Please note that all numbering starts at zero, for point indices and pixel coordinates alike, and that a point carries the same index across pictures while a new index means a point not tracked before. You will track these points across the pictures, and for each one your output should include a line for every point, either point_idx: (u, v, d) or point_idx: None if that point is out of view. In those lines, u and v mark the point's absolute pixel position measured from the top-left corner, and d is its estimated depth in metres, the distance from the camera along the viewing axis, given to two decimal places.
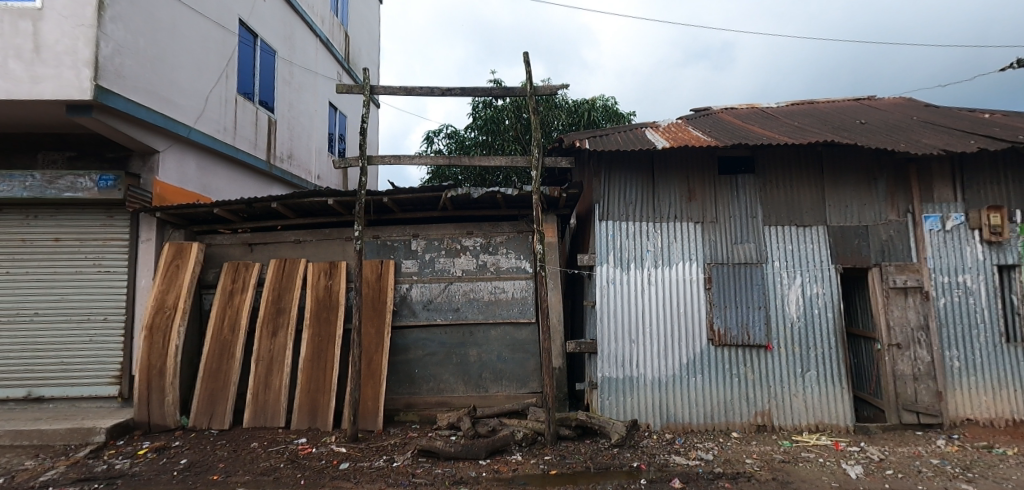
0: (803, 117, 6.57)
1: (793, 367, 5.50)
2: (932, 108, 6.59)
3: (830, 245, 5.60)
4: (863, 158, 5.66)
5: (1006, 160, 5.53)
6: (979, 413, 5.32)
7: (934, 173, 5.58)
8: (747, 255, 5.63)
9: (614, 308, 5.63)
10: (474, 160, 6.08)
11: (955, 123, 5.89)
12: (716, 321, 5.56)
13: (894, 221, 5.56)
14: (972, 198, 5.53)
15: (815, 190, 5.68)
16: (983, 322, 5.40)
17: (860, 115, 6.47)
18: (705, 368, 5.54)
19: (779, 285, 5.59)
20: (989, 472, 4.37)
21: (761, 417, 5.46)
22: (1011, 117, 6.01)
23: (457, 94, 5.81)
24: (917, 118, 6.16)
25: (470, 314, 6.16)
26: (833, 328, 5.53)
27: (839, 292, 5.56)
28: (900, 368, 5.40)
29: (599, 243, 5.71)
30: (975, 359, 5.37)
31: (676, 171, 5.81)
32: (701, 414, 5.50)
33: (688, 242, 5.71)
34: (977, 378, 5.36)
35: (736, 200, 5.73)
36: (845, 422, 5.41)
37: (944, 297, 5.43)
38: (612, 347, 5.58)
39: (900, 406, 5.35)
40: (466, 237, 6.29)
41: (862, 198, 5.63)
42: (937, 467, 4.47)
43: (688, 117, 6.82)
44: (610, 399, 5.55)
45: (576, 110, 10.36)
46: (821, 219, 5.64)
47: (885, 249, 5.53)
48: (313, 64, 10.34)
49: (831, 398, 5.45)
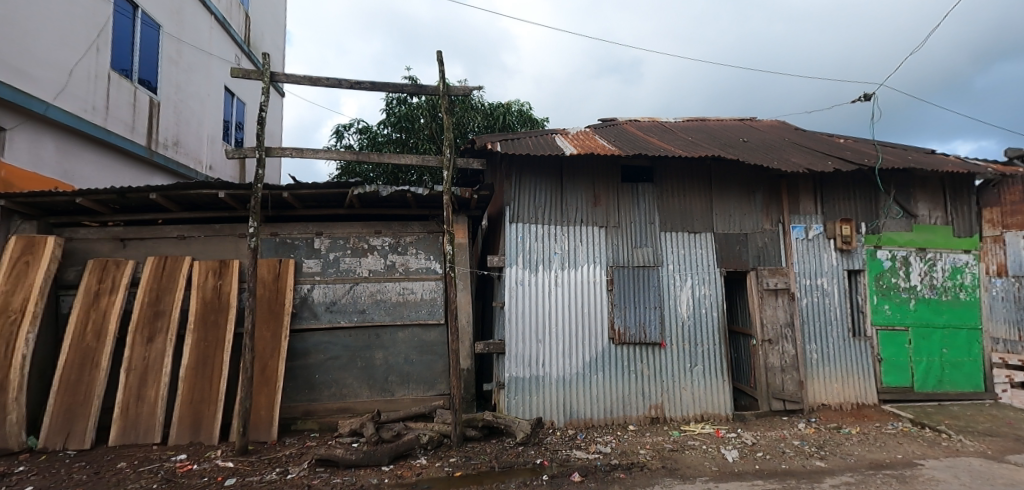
0: (695, 133, 7.16)
1: (682, 362, 5.96)
2: (800, 131, 7.49)
3: (716, 250, 6.15)
4: (745, 173, 6.29)
5: (854, 179, 6.43)
6: (832, 399, 6.12)
7: (801, 188, 6.34)
8: (645, 259, 6.02)
9: (523, 309, 5.74)
10: (383, 157, 5.90)
11: (817, 145, 6.75)
12: (616, 321, 5.87)
13: (767, 230, 6.24)
14: (829, 211, 6.35)
15: (704, 200, 6.21)
16: (836, 319, 6.22)
17: (742, 134, 7.19)
18: (605, 365, 5.83)
19: (672, 286, 6.03)
20: (837, 449, 5.02)
21: (654, 410, 5.85)
22: (859, 143, 6.99)
23: (366, 87, 5.62)
24: (789, 139, 6.97)
25: (376, 315, 5.95)
26: (717, 326, 6.08)
27: (722, 293, 6.11)
28: (770, 361, 6.06)
29: (509, 244, 5.80)
30: (829, 351, 6.17)
31: (583, 177, 6.06)
32: (601, 409, 5.77)
33: (592, 245, 5.98)
34: (831, 368, 6.15)
35: (636, 206, 6.10)
36: (725, 411, 5.96)
37: (806, 297, 6.18)
38: (520, 347, 5.69)
39: (770, 394, 6.01)
40: (373, 236, 6.08)
41: (743, 208, 6.25)
42: (797, 447, 5.07)
43: (595, 126, 7.16)
44: (516, 399, 5.64)
45: (491, 113, 10.44)
46: (708, 226, 6.17)
47: (761, 255, 6.20)
48: (206, 43, 9.44)
49: (714, 389, 5.98)
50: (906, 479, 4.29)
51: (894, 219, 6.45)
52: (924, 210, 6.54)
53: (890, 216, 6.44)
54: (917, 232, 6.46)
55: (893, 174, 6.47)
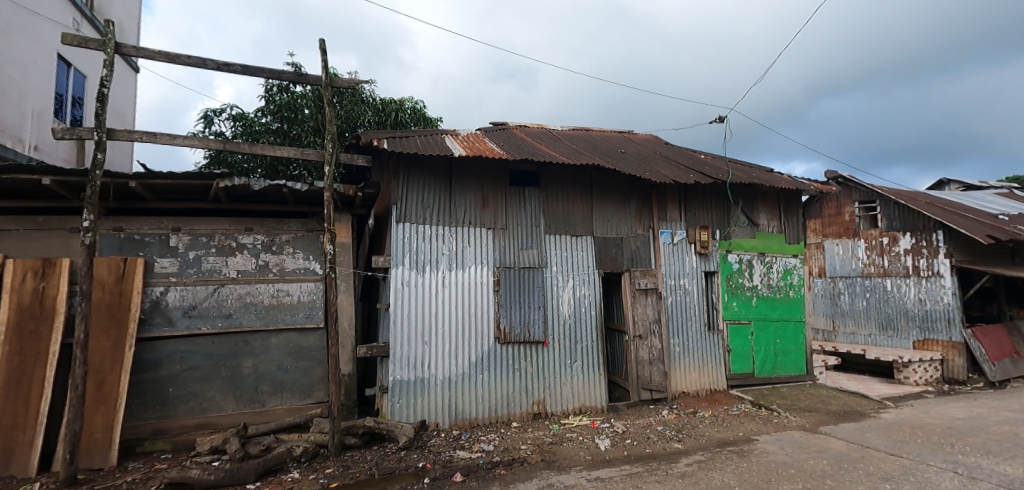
0: (579, 141, 7.58)
1: (563, 359, 6.27)
2: (669, 146, 8.27)
3: (595, 252, 6.57)
4: (621, 181, 6.81)
5: (712, 191, 7.26)
6: (690, 386, 6.83)
7: (668, 198, 7.01)
8: (531, 260, 6.24)
9: (408, 311, 5.63)
10: (256, 148, 5.43)
11: (682, 159, 7.51)
12: (502, 321, 6.01)
13: (639, 235, 6.81)
14: (691, 218, 7.10)
15: (585, 205, 6.59)
16: (695, 315, 6.98)
17: (620, 145, 7.77)
18: (491, 364, 5.93)
19: (555, 286, 6.32)
20: (692, 431, 5.63)
21: (536, 405, 6.07)
22: (717, 159, 7.90)
23: (236, 70, 5.13)
24: (659, 152, 7.67)
25: (245, 320, 5.45)
26: (595, 323, 6.49)
27: (600, 293, 6.55)
28: (640, 354, 6.61)
29: (395, 244, 5.65)
30: (689, 344, 6.89)
31: (472, 179, 6.11)
32: (486, 408, 5.85)
33: (480, 246, 6.06)
34: (690, 359, 6.88)
35: (523, 210, 6.30)
36: (600, 402, 6.39)
37: (671, 296, 6.84)
38: (405, 350, 5.57)
39: (639, 385, 6.56)
40: (243, 233, 5.56)
41: (619, 214, 6.75)
42: (659, 432, 5.58)
43: (486, 130, 7.27)
44: (400, 403, 5.51)
45: (383, 108, 10.10)
46: (589, 230, 6.57)
47: (634, 257, 6.74)
48: (33, 1, 7.96)
49: (591, 383, 6.38)
50: (744, 453, 4.93)
51: (741, 227, 7.39)
52: (764, 220, 7.58)
53: (738, 224, 7.37)
54: (759, 239, 7.48)
55: (741, 188, 7.42)
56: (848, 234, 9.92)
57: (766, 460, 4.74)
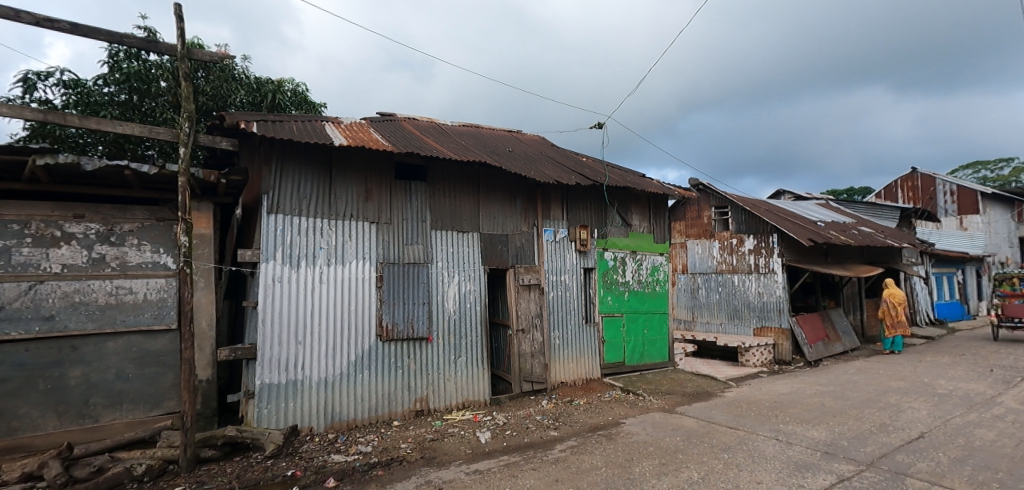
0: (468, 138, 7.62)
1: (447, 354, 6.26)
2: (554, 147, 8.64)
3: (481, 249, 6.66)
4: (508, 180, 6.97)
5: (591, 192, 7.72)
6: (568, 376, 7.23)
7: (552, 197, 7.33)
8: (416, 256, 6.14)
9: (280, 309, 5.23)
10: (89, 121, 4.65)
11: (565, 161, 7.89)
12: (384, 318, 5.83)
13: (524, 232, 7.04)
14: (572, 218, 7.49)
15: (472, 202, 6.64)
16: (574, 309, 7.39)
17: (508, 144, 7.95)
18: (371, 363, 5.72)
19: (441, 282, 6.29)
20: (567, 419, 5.97)
21: (419, 403, 6.00)
22: (597, 162, 8.42)
23: (62, 28, 4.34)
24: (544, 153, 7.98)
25: (72, 323, 4.65)
26: (479, 319, 6.58)
27: (485, 288, 6.65)
28: (522, 347, 6.84)
29: (265, 237, 5.20)
30: (568, 336, 7.28)
31: (354, 170, 5.83)
32: (365, 408, 5.64)
33: (362, 240, 5.81)
34: (569, 351, 7.27)
35: (408, 204, 6.16)
36: (483, 396, 6.51)
37: (553, 291, 7.17)
38: (275, 351, 5.16)
39: (521, 378, 6.80)
40: (71, 221, 4.74)
41: (505, 212, 6.90)
42: (537, 422, 5.83)
43: (372, 120, 6.99)
44: (269, 408, 5.10)
45: (258, 88, 9.22)
46: (475, 227, 6.63)
47: (518, 254, 6.95)
48: None
49: (474, 377, 6.46)
50: (612, 436, 5.34)
51: (616, 227, 7.97)
52: (636, 221, 8.26)
53: (614, 224, 7.95)
54: (631, 238, 8.14)
55: (617, 191, 7.99)
56: (706, 235, 11.20)
57: (630, 441, 5.18)
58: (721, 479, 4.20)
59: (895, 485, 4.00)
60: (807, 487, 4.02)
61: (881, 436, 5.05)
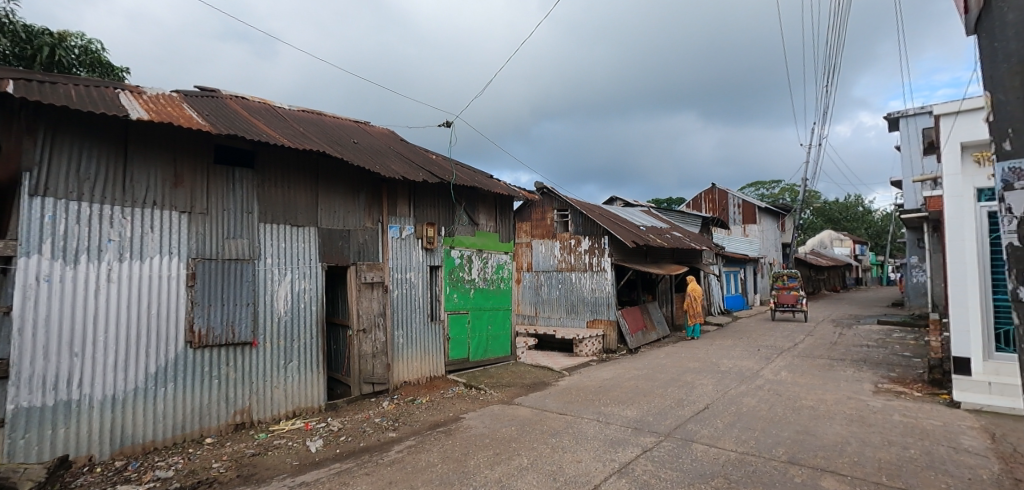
0: (307, 124, 7.05)
1: (275, 359, 5.71)
2: (403, 142, 8.46)
3: (318, 245, 6.22)
4: (350, 172, 6.61)
5: (439, 190, 7.71)
6: (411, 375, 7.13)
7: (398, 193, 7.15)
8: (239, 251, 5.49)
9: (47, 315, 4.24)
10: None
11: (414, 157, 7.78)
12: (195, 321, 5.09)
13: (368, 228, 6.76)
14: (419, 215, 7.41)
15: (309, 194, 6.16)
16: (419, 307, 7.33)
17: (353, 135, 7.55)
18: (178, 374, 4.96)
19: (269, 281, 5.71)
20: (408, 418, 5.89)
21: (239, 415, 5.36)
22: (446, 160, 8.46)
23: None
24: (392, 148, 7.76)
25: None
26: (315, 320, 6.14)
27: (323, 287, 6.24)
28: (363, 348, 6.57)
29: (26, 226, 4.17)
30: (412, 335, 7.18)
31: (159, 149, 4.97)
32: (169, 427, 4.86)
33: (168, 232, 5.00)
34: (412, 349, 7.17)
35: (230, 193, 5.47)
36: (317, 402, 6.08)
37: (397, 289, 7.01)
38: (37, 367, 4.17)
39: (361, 380, 6.52)
40: None
41: (347, 206, 6.54)
42: (376, 424, 5.65)
43: (186, 93, 6.05)
44: (27, 438, 4.10)
45: (27, 39, 7.37)
46: (312, 221, 6.16)
47: (361, 251, 6.65)
48: None
49: (308, 383, 6.01)
50: (451, 432, 5.41)
51: (463, 225, 8.10)
52: (483, 220, 8.50)
53: (461, 223, 8.06)
54: (478, 237, 8.35)
55: (464, 190, 8.12)
56: (548, 236, 12.00)
57: (468, 434, 5.31)
58: (547, 463, 4.52)
59: (684, 450, 4.73)
60: (618, 460, 4.54)
61: (678, 410, 5.94)
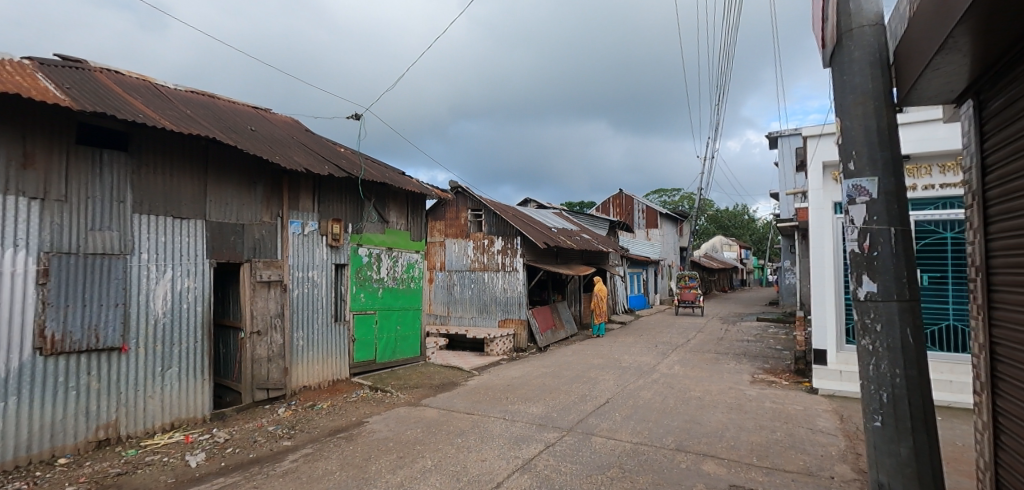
0: (197, 107, 6.41)
1: (150, 366, 5.12)
2: (309, 132, 7.99)
3: (206, 240, 5.68)
4: (246, 162, 6.11)
5: (346, 185, 7.38)
6: (311, 380, 6.74)
7: (301, 186, 6.73)
8: (106, 245, 4.85)
9: None
10: None
11: (320, 149, 7.38)
12: (48, 325, 4.41)
13: (265, 223, 6.29)
14: (324, 210, 7.03)
15: (197, 184, 5.60)
16: (322, 307, 6.96)
17: (251, 122, 7.00)
18: (24, 386, 4.26)
19: (143, 279, 5.11)
20: (306, 425, 5.56)
21: (103, 431, 4.74)
22: (356, 154, 8.13)
23: None
24: (295, 138, 7.30)
25: None
26: (200, 322, 5.61)
27: (210, 286, 5.71)
28: (257, 352, 6.10)
29: None
30: (313, 337, 6.80)
31: (1, 123, 4.22)
32: (11, 449, 4.16)
33: (12, 222, 4.27)
34: (313, 352, 6.79)
35: (97, 180, 4.82)
36: (201, 412, 5.56)
37: (297, 288, 6.61)
38: None
39: (254, 386, 6.05)
40: None
41: (241, 198, 6.04)
42: (269, 433, 5.27)
43: (43, 62, 5.24)
44: None
45: None
46: (199, 213, 5.61)
47: (256, 247, 6.18)
48: None
49: (190, 391, 5.47)
50: (352, 437, 5.19)
51: (372, 222, 7.83)
52: (394, 218, 8.27)
53: (370, 220, 7.78)
54: (388, 235, 8.11)
55: (374, 186, 7.84)
56: (462, 235, 11.96)
57: (371, 439, 5.13)
58: (452, 463, 4.49)
59: (584, 444, 4.93)
60: (521, 457, 4.62)
61: (581, 405, 6.20)
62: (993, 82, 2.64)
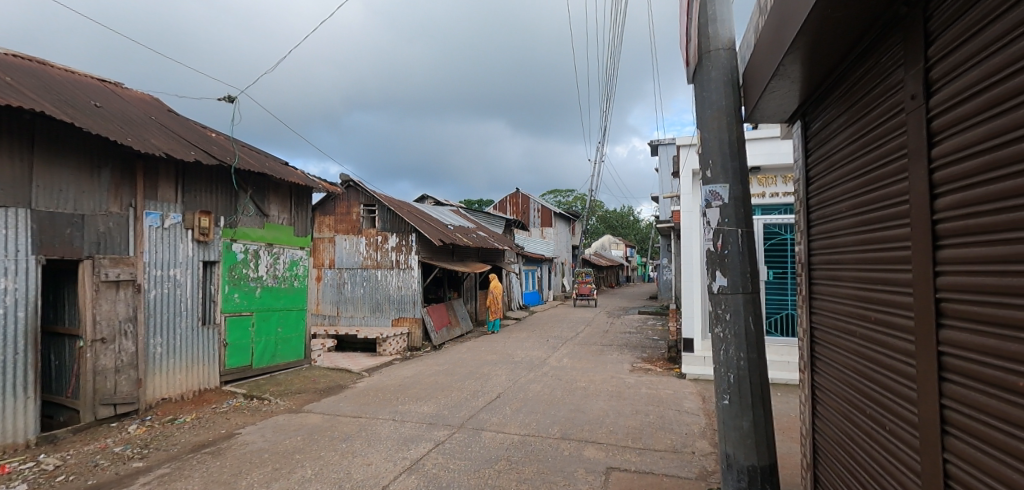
0: (21, 74, 5.37)
1: None
2: (172, 113, 7.10)
3: (33, 233, 4.78)
4: (88, 143, 5.26)
5: (217, 174, 6.66)
6: (172, 391, 6.00)
7: (159, 173, 5.95)
8: None
9: None
10: None
11: (186, 133, 6.59)
12: None
13: (113, 213, 5.47)
14: (189, 201, 6.29)
15: (20, 165, 4.70)
16: (186, 309, 6.24)
17: (95, 96, 6.03)
18: None
19: None
20: (163, 442, 4.94)
21: None
22: (230, 141, 7.39)
23: None
24: (155, 119, 6.45)
25: None
26: (23, 330, 4.72)
27: (37, 287, 4.83)
28: (101, 363, 5.28)
29: None
30: (174, 343, 6.06)
31: None
32: None
33: None
34: (175, 359, 6.05)
35: None
36: (25, 436, 4.67)
37: (155, 289, 5.85)
38: None
39: (96, 402, 5.22)
40: None
41: (81, 184, 5.19)
42: (114, 455, 4.59)
43: None
44: None
45: None
46: (22, 201, 4.72)
47: (100, 241, 5.34)
48: None
49: (8, 412, 4.57)
50: (220, 452, 4.71)
51: (249, 216, 7.17)
52: (274, 212, 7.65)
53: (245, 213, 7.12)
54: (268, 230, 7.49)
55: (251, 176, 7.18)
56: (353, 231, 11.44)
57: (242, 452, 4.71)
58: (334, 470, 4.26)
59: (473, 439, 4.97)
60: (409, 457, 4.53)
61: (472, 401, 6.25)
62: (814, 106, 3.11)
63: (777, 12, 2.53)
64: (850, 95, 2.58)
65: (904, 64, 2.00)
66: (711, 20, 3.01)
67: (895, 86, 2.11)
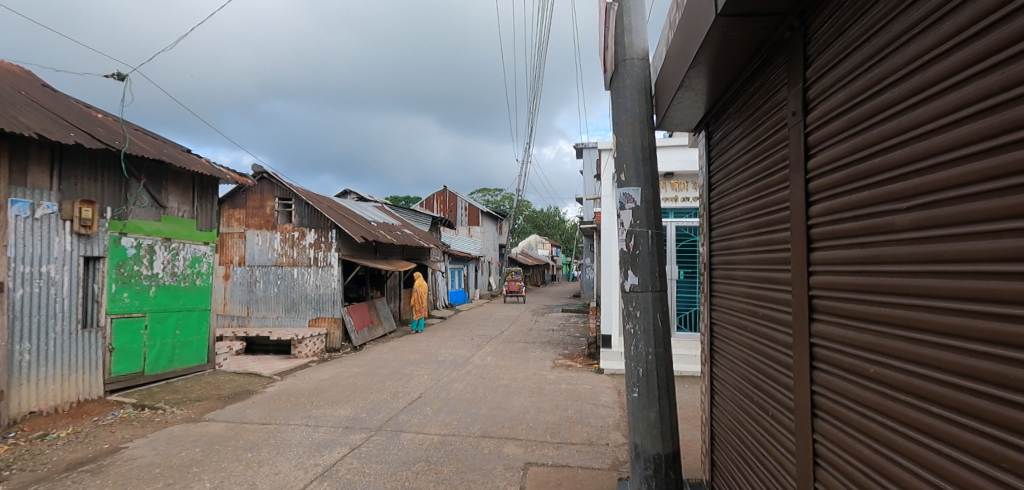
0: None
1: None
2: (47, 89, 6.27)
3: None
4: None
5: (103, 159, 5.97)
6: (43, 404, 5.28)
7: (30, 156, 5.22)
8: None
9: None
10: None
11: (65, 112, 5.85)
12: None
13: None
14: (68, 189, 5.58)
15: None
16: (62, 310, 5.53)
17: None
18: None
19: None
20: (29, 462, 4.34)
21: None
22: (120, 123, 6.66)
23: None
24: (25, 94, 5.65)
25: None
26: None
27: None
28: None
29: None
30: (46, 349, 5.34)
31: None
32: None
33: None
34: (47, 368, 5.33)
35: None
36: None
37: (23, 288, 5.14)
38: None
39: None
40: None
41: None
42: None
43: None
44: None
45: None
46: None
47: None
48: None
49: None
50: (101, 469, 4.23)
51: (142, 207, 6.50)
52: (173, 203, 7.00)
53: (138, 204, 6.44)
54: (165, 223, 6.84)
55: (146, 163, 6.52)
56: (267, 226, 10.74)
57: (128, 468, 4.25)
58: (237, 482, 3.97)
59: (392, 442, 4.85)
60: (322, 464, 4.33)
61: (392, 403, 6.10)
62: (716, 117, 3.35)
63: (683, 27, 2.70)
64: (745, 109, 2.81)
65: (788, 83, 2.20)
66: (627, 31, 3.16)
67: (779, 103, 2.32)
